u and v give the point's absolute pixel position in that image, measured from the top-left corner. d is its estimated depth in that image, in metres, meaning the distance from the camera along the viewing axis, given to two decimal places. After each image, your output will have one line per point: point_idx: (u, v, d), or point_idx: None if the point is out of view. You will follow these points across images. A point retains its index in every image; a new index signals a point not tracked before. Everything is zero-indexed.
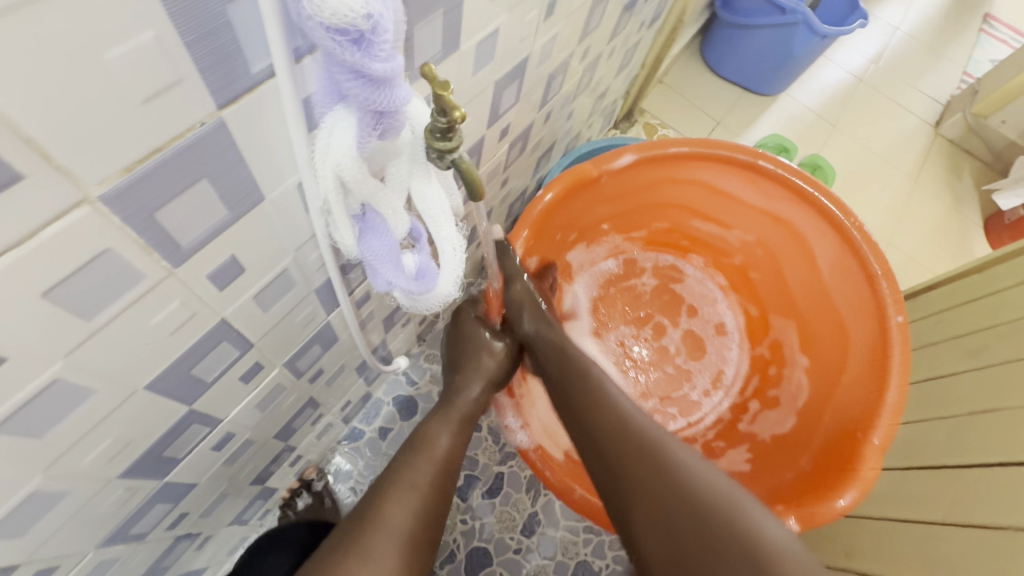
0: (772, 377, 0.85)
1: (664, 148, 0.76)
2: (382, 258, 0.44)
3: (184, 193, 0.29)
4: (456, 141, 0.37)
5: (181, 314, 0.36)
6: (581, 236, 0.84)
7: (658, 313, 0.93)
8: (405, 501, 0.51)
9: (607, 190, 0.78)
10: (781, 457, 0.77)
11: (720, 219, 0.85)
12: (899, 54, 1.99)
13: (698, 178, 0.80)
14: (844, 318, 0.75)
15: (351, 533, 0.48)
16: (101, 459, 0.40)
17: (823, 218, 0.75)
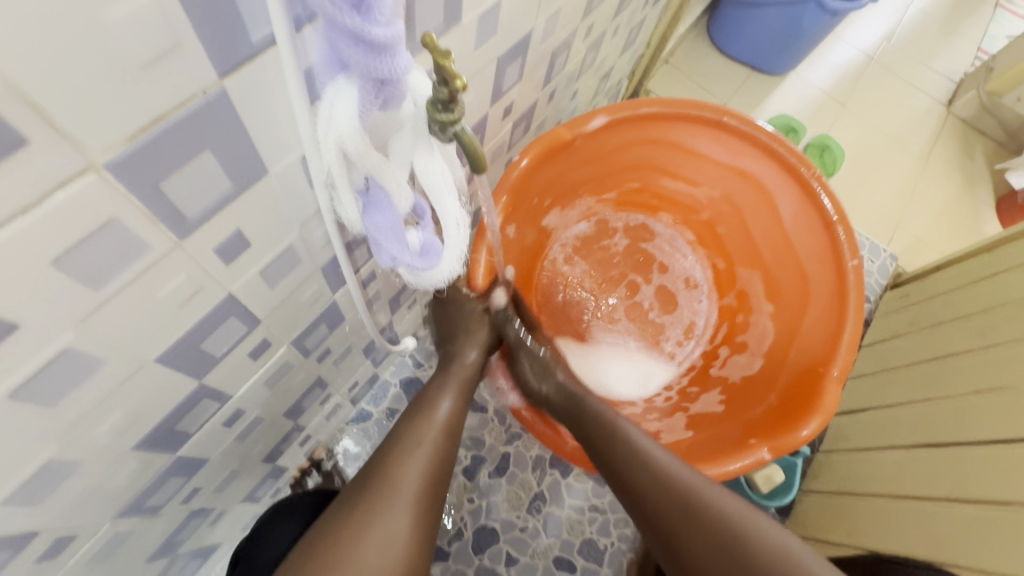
0: (738, 323, 0.86)
1: (634, 108, 0.73)
2: (387, 232, 0.44)
3: (188, 163, 0.30)
4: (458, 113, 0.37)
5: (188, 287, 0.37)
6: (559, 202, 0.82)
7: (631, 272, 0.93)
8: (413, 461, 0.53)
9: (579, 153, 0.75)
10: (749, 397, 0.78)
11: (690, 177, 0.83)
12: (912, 30, 1.95)
13: (670, 138, 0.78)
14: (808, 267, 0.76)
15: (365, 491, 0.50)
16: (114, 431, 0.41)
17: (786, 172, 0.75)
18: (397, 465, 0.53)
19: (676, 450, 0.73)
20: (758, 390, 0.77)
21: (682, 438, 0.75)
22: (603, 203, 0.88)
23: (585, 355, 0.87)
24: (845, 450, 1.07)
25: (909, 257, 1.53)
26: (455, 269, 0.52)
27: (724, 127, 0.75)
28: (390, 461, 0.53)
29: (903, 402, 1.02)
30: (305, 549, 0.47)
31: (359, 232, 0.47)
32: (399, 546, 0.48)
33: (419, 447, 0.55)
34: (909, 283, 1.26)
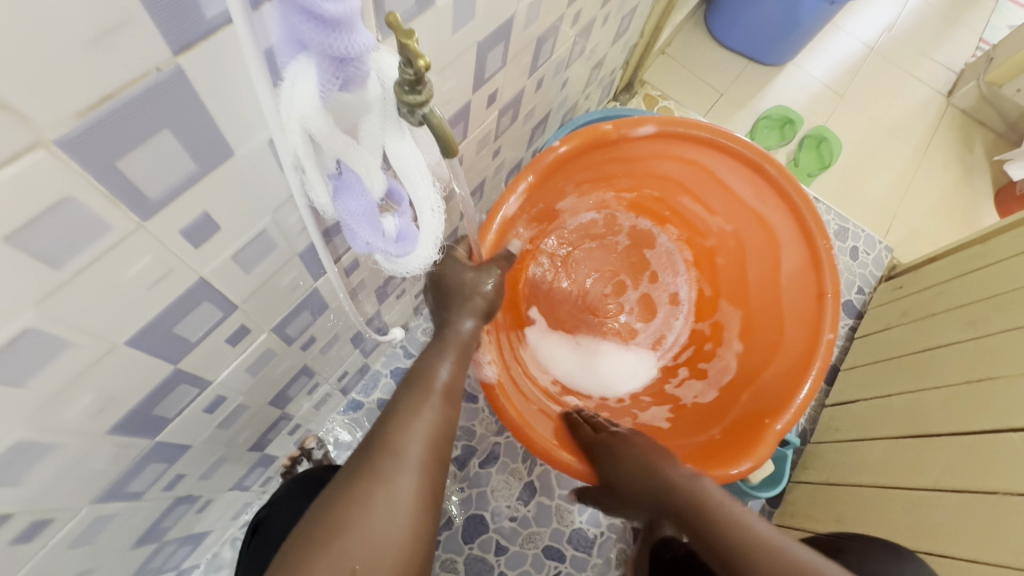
0: (705, 354, 0.86)
1: (686, 128, 0.76)
2: (360, 217, 0.43)
3: (146, 142, 0.30)
4: (426, 94, 0.37)
5: (156, 269, 0.37)
6: (574, 188, 0.81)
7: (623, 271, 0.91)
8: (415, 432, 0.53)
9: (617, 154, 0.78)
10: (694, 423, 0.79)
11: (711, 201, 0.83)
12: (914, 20, 1.93)
13: (706, 164, 0.79)
14: (788, 325, 0.76)
15: (368, 461, 0.51)
16: (87, 414, 0.41)
17: (801, 228, 0.76)
18: (398, 434, 0.53)
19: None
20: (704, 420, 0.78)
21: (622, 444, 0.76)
22: (605, 196, 0.86)
23: (550, 341, 0.86)
24: (834, 442, 1.06)
25: (904, 249, 1.52)
26: (432, 255, 0.52)
27: (763, 174, 0.76)
28: (391, 430, 0.53)
29: (892, 393, 1.01)
30: (314, 519, 0.48)
31: (334, 219, 0.47)
32: (407, 514, 0.49)
33: (422, 416, 0.55)
34: (903, 274, 1.24)
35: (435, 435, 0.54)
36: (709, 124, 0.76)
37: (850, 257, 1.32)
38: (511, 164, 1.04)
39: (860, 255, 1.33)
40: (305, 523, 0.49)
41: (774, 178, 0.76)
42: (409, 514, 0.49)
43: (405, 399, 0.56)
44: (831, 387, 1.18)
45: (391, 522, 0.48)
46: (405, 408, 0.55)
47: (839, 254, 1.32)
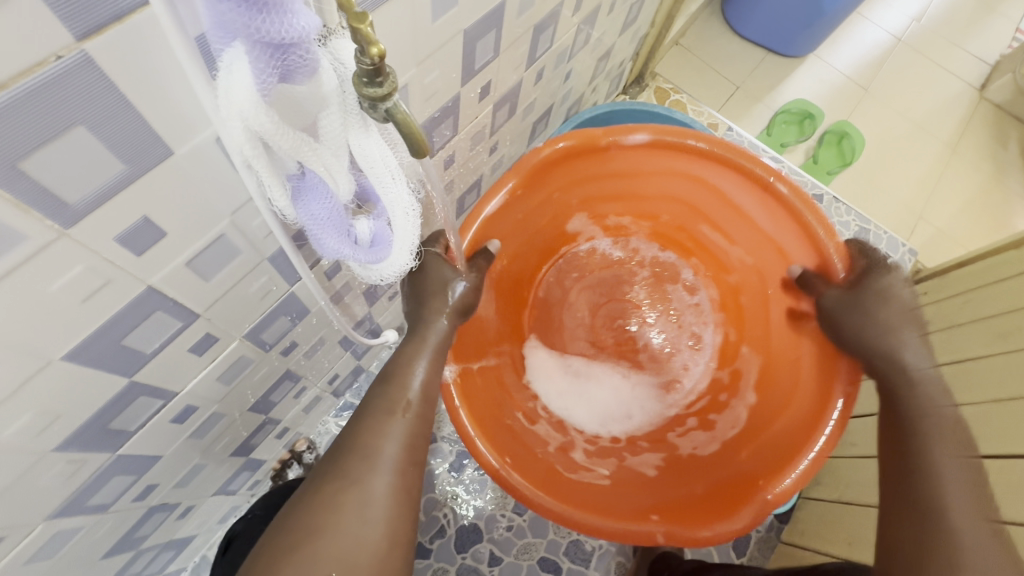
0: (718, 405, 0.76)
1: (681, 137, 0.69)
2: (324, 223, 0.40)
3: (54, 141, 0.26)
4: (388, 87, 0.33)
5: (90, 280, 0.34)
6: (582, 205, 0.78)
7: (643, 303, 0.83)
8: (391, 431, 0.50)
9: (615, 165, 0.73)
10: (688, 473, 0.69)
11: (729, 229, 0.76)
12: (945, 9, 1.82)
13: (713, 183, 0.73)
14: (804, 366, 0.68)
15: (341, 463, 0.48)
16: (27, 432, 0.38)
17: (818, 256, 0.67)
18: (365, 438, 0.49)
19: (582, 489, 0.65)
20: (693, 476, 0.69)
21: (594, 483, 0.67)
22: (615, 219, 0.82)
23: (544, 363, 0.79)
24: (847, 456, 1.00)
25: (929, 251, 1.44)
26: (409, 261, 0.48)
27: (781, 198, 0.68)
28: (365, 430, 0.49)
29: None
30: (285, 521, 0.46)
31: (299, 225, 0.43)
32: (383, 513, 0.47)
33: (397, 414, 0.51)
34: (927, 281, 1.18)
35: (411, 434, 0.51)
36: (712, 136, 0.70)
37: None
38: (512, 160, 1.00)
39: None
40: (274, 528, 0.46)
41: (782, 196, 0.68)
42: (383, 513, 0.47)
43: (375, 397, 0.52)
44: None
45: (368, 520, 0.46)
46: (371, 412, 0.51)
47: None
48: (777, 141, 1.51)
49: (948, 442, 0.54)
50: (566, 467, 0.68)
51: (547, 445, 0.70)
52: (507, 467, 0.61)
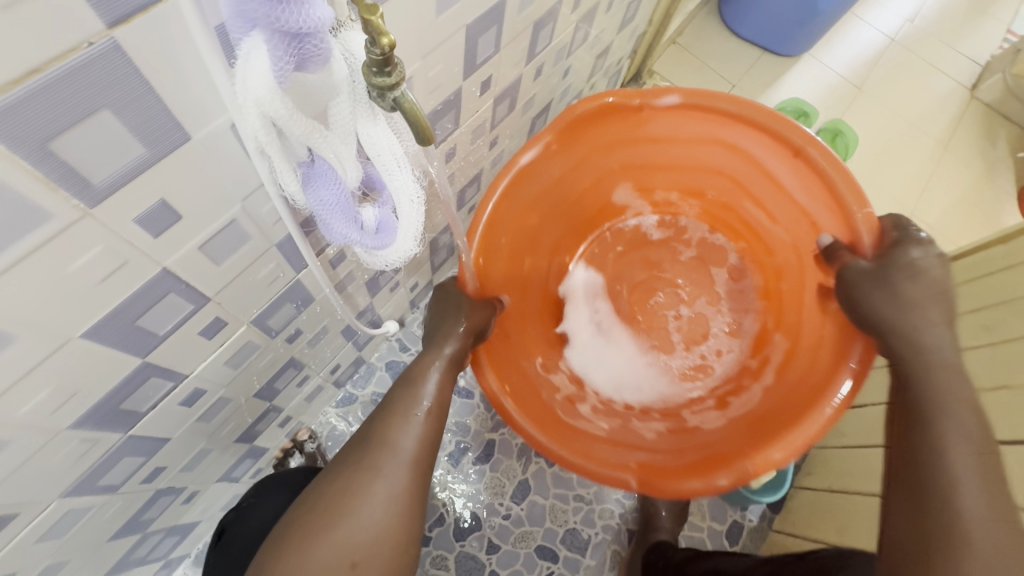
0: (741, 387, 0.79)
1: (713, 102, 0.70)
2: (332, 208, 0.41)
3: (81, 123, 0.28)
4: (396, 77, 0.34)
5: (108, 261, 0.35)
6: (628, 173, 0.82)
7: (682, 279, 0.88)
8: (412, 427, 0.52)
9: (651, 129, 0.75)
10: (688, 441, 0.72)
11: (771, 206, 0.77)
12: (938, 9, 1.85)
13: (749, 151, 0.74)
14: (823, 346, 0.68)
15: (363, 452, 0.50)
16: (44, 409, 0.40)
17: (844, 233, 0.67)
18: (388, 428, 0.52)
19: (573, 434, 0.69)
20: (690, 444, 0.71)
21: (588, 431, 0.71)
22: (661, 194, 0.86)
23: (575, 326, 0.84)
24: (839, 446, 1.02)
25: None
26: (412, 248, 0.50)
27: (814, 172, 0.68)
28: (386, 425, 0.52)
29: None
30: (309, 503, 0.49)
31: (308, 211, 0.44)
32: (404, 502, 0.49)
33: (415, 413, 0.53)
34: None
35: (427, 434, 0.53)
36: (747, 100, 0.69)
37: None
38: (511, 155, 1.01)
39: None
40: (296, 508, 0.49)
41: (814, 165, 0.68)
42: (404, 503, 0.49)
43: (394, 398, 0.54)
44: None
45: (391, 509, 0.48)
46: (392, 411, 0.53)
47: None
48: None
49: (965, 433, 0.50)
50: (568, 415, 0.73)
51: (556, 394, 0.75)
52: (505, 395, 0.65)
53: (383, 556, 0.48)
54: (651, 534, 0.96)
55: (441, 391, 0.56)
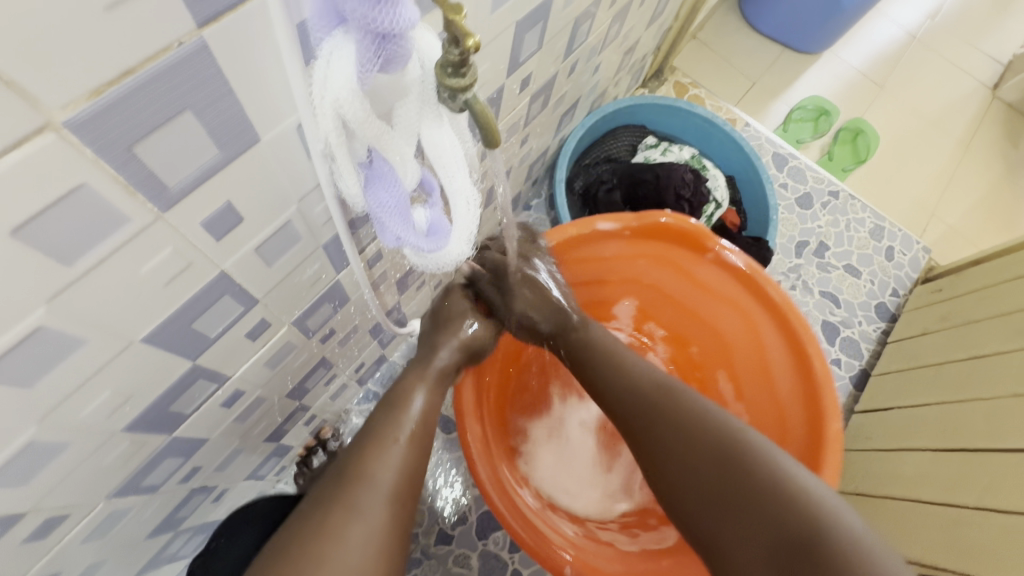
0: (646, 526, 0.77)
1: (766, 285, 0.76)
2: (391, 210, 0.40)
3: (166, 125, 0.27)
4: (469, 78, 0.33)
5: (175, 263, 0.34)
6: (642, 292, 0.86)
7: None
8: (388, 458, 0.50)
9: (697, 271, 0.80)
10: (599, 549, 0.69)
11: (745, 389, 0.80)
12: (960, 7, 1.83)
13: (759, 336, 0.78)
14: None
15: (338, 485, 0.47)
16: (101, 412, 0.39)
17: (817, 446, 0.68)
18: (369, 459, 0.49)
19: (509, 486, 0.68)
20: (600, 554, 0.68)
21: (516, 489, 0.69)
22: (655, 326, 0.88)
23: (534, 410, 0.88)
24: (867, 451, 1.04)
25: (941, 249, 1.46)
26: (464, 250, 0.48)
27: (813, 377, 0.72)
28: (364, 459, 0.50)
29: (930, 403, 0.98)
30: (279, 549, 0.43)
31: (361, 211, 0.43)
32: (377, 539, 0.45)
33: (394, 441, 0.52)
34: (941, 277, 1.19)
35: (410, 461, 0.51)
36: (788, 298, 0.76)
37: (884, 257, 1.27)
38: (537, 153, 1.00)
39: (896, 255, 1.27)
40: (269, 551, 0.44)
41: (814, 375, 0.72)
42: (379, 541, 0.45)
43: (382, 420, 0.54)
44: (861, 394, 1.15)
45: (366, 547, 0.44)
46: (374, 437, 0.51)
47: (873, 254, 1.26)
48: (793, 137, 1.52)
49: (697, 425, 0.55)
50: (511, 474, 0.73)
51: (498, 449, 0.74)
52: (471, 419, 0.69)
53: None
54: None
55: (423, 416, 0.56)
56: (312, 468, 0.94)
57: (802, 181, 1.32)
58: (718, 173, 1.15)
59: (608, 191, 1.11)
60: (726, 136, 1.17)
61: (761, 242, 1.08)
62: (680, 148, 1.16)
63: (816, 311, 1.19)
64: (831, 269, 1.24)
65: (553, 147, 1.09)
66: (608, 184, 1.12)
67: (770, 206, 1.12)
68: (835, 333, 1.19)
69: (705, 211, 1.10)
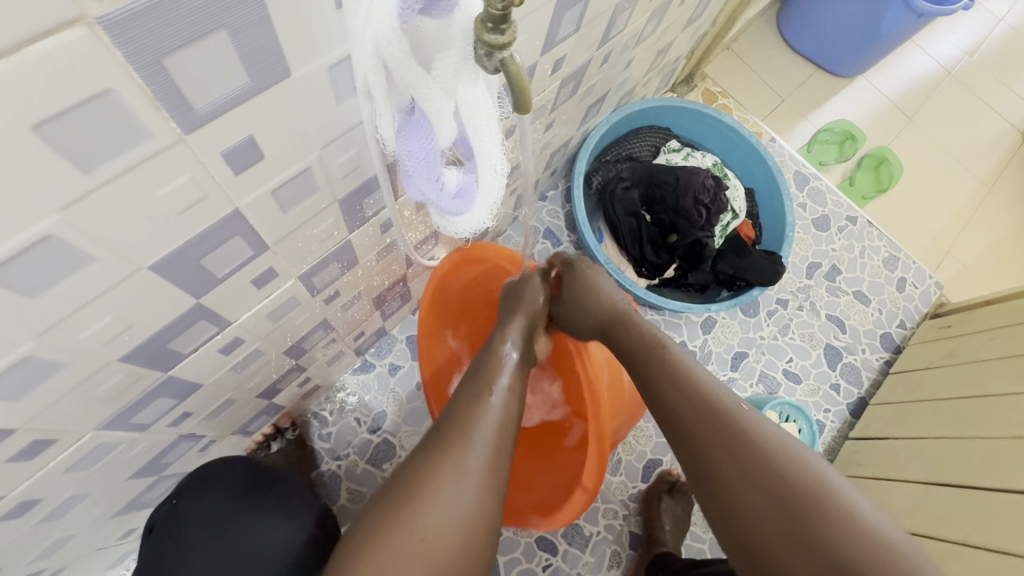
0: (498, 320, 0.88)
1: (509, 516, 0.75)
2: (418, 161, 0.40)
3: (198, 43, 0.26)
4: (508, 36, 0.33)
5: (191, 192, 0.34)
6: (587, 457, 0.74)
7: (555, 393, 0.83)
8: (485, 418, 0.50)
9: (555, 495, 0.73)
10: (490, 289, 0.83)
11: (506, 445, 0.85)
12: (999, 47, 1.80)
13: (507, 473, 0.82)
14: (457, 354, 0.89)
15: (438, 438, 0.48)
16: (100, 337, 0.39)
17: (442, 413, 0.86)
18: (463, 418, 0.50)
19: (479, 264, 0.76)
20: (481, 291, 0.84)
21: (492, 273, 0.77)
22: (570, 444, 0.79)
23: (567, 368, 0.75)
24: (855, 476, 1.03)
25: (953, 287, 1.44)
26: (483, 221, 0.49)
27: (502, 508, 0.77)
28: None
29: (927, 436, 0.97)
30: (385, 496, 0.46)
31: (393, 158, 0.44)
32: (474, 498, 0.45)
33: (490, 396, 0.52)
34: (951, 314, 1.19)
35: (506, 417, 0.52)
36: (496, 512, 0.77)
37: (895, 287, 1.25)
38: (560, 142, 0.99)
39: (907, 287, 1.26)
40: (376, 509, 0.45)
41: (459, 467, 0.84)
42: (472, 514, 0.45)
43: (467, 390, 0.53)
44: (857, 421, 1.13)
45: (457, 512, 0.44)
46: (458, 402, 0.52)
47: (885, 283, 1.25)
48: (816, 159, 1.51)
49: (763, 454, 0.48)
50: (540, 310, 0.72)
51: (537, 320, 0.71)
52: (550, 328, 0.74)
53: (451, 554, 0.43)
54: (653, 546, 0.94)
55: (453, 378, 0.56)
56: (270, 454, 0.93)
57: (821, 203, 1.31)
58: (738, 184, 1.14)
59: (625, 188, 1.11)
60: (751, 148, 1.15)
61: (774, 256, 1.05)
62: (703, 154, 1.14)
63: (820, 334, 1.18)
64: (840, 293, 1.22)
65: (576, 139, 1.08)
66: (626, 182, 1.11)
67: (787, 221, 1.11)
68: (837, 357, 1.18)
69: (721, 220, 1.09)
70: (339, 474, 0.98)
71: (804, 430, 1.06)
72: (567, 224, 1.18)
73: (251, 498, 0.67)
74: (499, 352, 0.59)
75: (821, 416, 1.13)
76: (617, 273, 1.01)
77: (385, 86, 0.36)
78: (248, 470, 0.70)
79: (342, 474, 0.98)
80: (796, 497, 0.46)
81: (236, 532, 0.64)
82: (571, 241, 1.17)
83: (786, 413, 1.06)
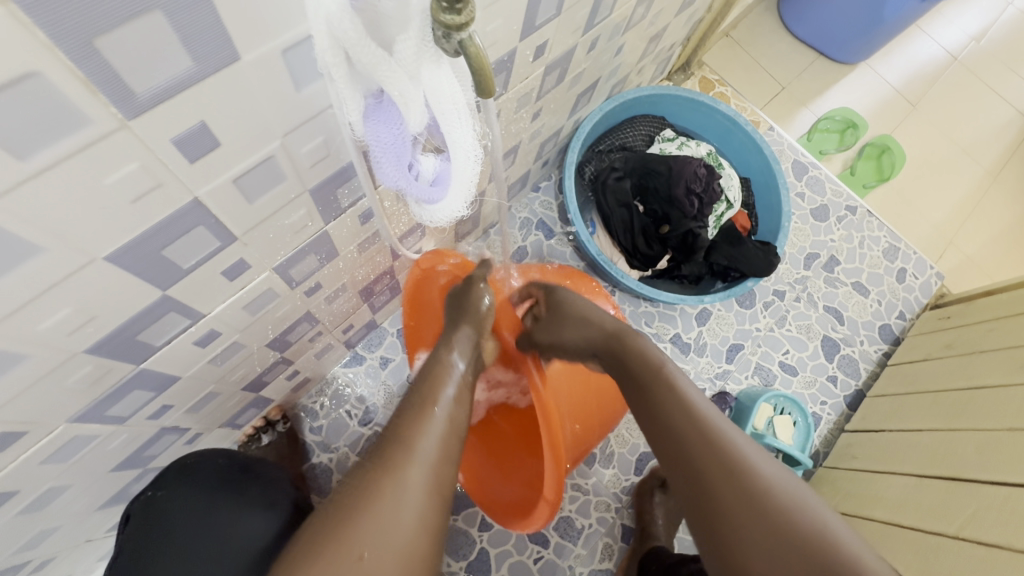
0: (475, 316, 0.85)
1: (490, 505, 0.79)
2: (387, 148, 0.41)
3: (130, 23, 0.25)
4: (465, 16, 0.32)
5: (144, 179, 0.33)
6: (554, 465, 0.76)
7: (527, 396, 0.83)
8: (431, 428, 0.50)
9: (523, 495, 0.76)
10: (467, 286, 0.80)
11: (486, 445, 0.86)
12: (1008, 32, 1.76)
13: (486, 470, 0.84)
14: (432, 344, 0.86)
15: (383, 451, 0.47)
16: (61, 329, 0.38)
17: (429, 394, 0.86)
18: (412, 423, 0.49)
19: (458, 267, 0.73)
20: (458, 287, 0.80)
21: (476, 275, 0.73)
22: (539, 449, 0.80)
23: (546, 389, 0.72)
24: (848, 469, 1.02)
25: (955, 278, 1.41)
26: (460, 210, 0.49)
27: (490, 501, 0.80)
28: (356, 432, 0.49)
29: (922, 428, 0.96)
30: (330, 500, 0.45)
31: (366, 146, 0.44)
32: (416, 518, 0.44)
33: (434, 408, 0.51)
34: (951, 305, 1.16)
35: (450, 431, 0.51)
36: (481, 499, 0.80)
37: (895, 278, 1.23)
38: (550, 131, 0.98)
39: (907, 278, 1.24)
40: (322, 512, 0.44)
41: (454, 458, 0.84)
42: (419, 518, 0.44)
43: (410, 401, 0.52)
44: (854, 413, 1.12)
45: (404, 516, 0.44)
46: (405, 413, 0.51)
47: (884, 274, 1.23)
48: (817, 148, 1.48)
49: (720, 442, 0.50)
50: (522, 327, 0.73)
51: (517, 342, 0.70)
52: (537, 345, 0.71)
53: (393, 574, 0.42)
54: (646, 541, 0.94)
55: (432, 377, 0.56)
56: (262, 446, 0.93)
57: (820, 192, 1.29)
58: (733, 173, 1.12)
59: (618, 179, 1.08)
60: (747, 137, 1.13)
61: (768, 247, 1.04)
62: (697, 143, 1.12)
63: (817, 325, 1.17)
64: (838, 284, 1.21)
65: (567, 130, 1.06)
66: (619, 172, 1.09)
67: (783, 211, 1.09)
68: (834, 349, 1.16)
69: (715, 210, 1.07)
70: (330, 467, 0.98)
71: (799, 423, 1.05)
72: (560, 216, 1.16)
73: (233, 489, 0.67)
74: (447, 359, 0.59)
75: (817, 408, 1.12)
76: (609, 265, 1.00)
77: (347, 71, 0.36)
78: (232, 463, 0.71)
79: (333, 467, 0.98)
80: (770, 510, 0.46)
81: (216, 526, 0.65)
82: (564, 233, 1.15)
83: (780, 406, 1.05)
